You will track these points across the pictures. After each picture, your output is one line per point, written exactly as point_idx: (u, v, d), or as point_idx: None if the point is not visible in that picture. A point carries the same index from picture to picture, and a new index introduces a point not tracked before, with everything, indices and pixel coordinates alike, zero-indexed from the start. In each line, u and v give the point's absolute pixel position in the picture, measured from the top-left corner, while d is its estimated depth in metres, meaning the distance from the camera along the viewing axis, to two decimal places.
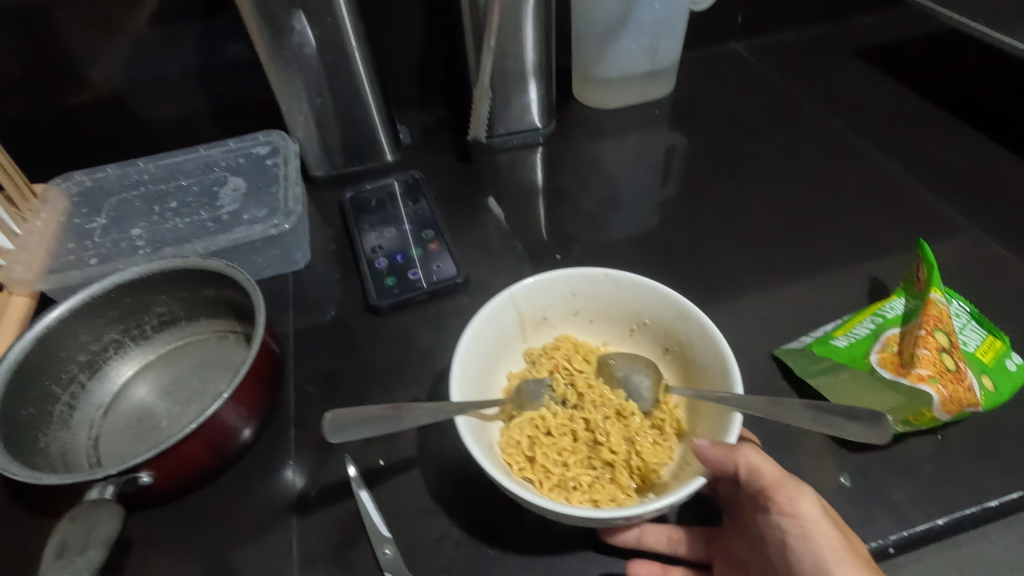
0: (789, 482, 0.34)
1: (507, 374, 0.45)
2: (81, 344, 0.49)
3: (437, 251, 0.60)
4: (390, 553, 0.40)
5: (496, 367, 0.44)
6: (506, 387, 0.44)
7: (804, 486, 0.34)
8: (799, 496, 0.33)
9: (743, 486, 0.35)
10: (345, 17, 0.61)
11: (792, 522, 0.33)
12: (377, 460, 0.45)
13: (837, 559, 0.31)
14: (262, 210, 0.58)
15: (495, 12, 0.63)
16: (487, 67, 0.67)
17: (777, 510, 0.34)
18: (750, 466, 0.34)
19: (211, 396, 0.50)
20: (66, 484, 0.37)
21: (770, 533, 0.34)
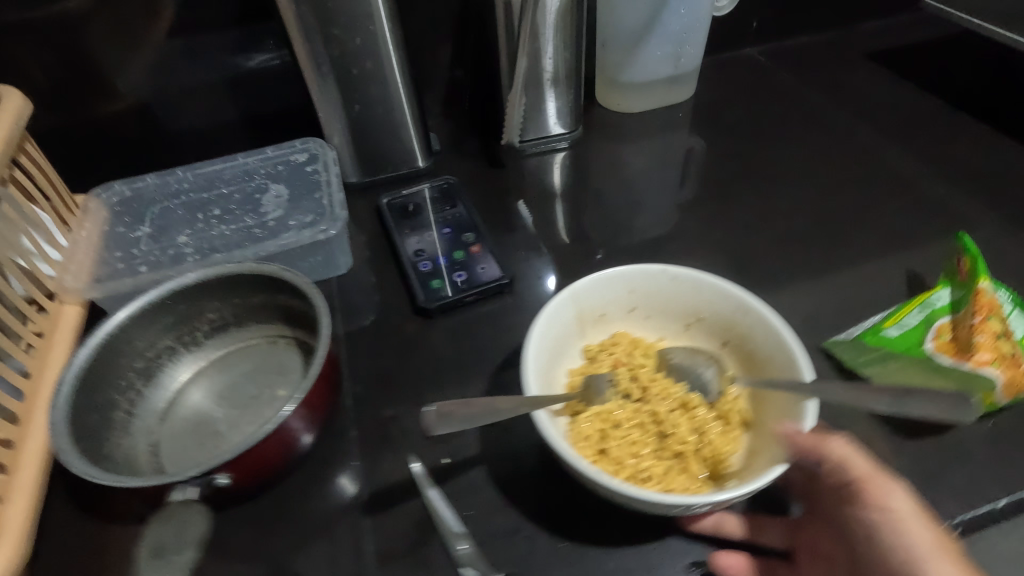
0: (878, 477, 0.35)
1: (569, 371, 0.45)
2: (138, 351, 0.50)
3: (479, 253, 0.61)
4: (467, 548, 0.41)
5: (558, 363, 0.45)
6: (568, 383, 0.45)
7: (894, 483, 0.35)
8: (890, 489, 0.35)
9: (830, 478, 0.36)
10: (382, 26, 0.62)
11: (882, 516, 0.34)
12: (441, 459, 0.46)
13: (929, 555, 0.32)
14: (308, 216, 0.59)
15: (531, 20, 0.65)
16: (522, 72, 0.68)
17: (866, 504, 0.35)
18: (840, 458, 0.35)
19: (268, 400, 0.51)
20: (148, 488, 0.37)
21: (854, 527, 0.35)
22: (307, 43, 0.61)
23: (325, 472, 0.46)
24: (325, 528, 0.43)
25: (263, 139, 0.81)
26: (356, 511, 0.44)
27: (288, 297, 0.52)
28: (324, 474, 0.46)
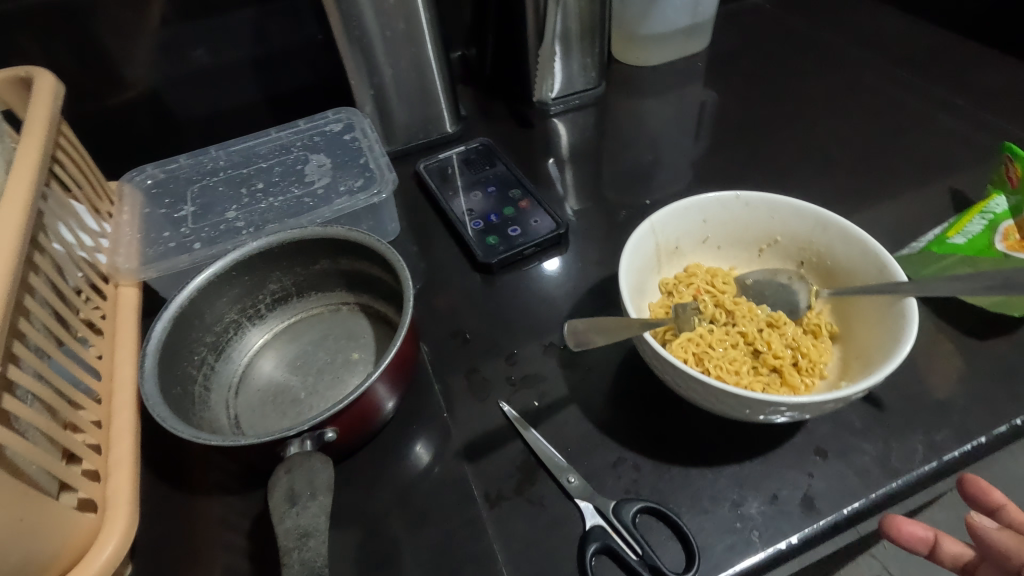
0: None
1: (650, 303, 0.45)
2: (207, 325, 0.49)
3: (529, 208, 0.60)
4: (575, 480, 0.41)
5: (642, 297, 0.45)
6: (653, 314, 0.44)
7: None
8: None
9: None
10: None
11: None
12: (532, 402, 0.46)
13: None
14: (357, 182, 0.58)
15: None
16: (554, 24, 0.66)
17: None
18: None
19: (343, 364, 0.50)
20: (263, 443, 0.37)
21: None
22: (340, 8, 0.60)
23: (417, 426, 0.46)
24: (429, 478, 0.43)
25: (283, 120, 0.79)
26: (457, 458, 0.44)
27: (352, 258, 0.51)
28: (416, 428, 0.46)
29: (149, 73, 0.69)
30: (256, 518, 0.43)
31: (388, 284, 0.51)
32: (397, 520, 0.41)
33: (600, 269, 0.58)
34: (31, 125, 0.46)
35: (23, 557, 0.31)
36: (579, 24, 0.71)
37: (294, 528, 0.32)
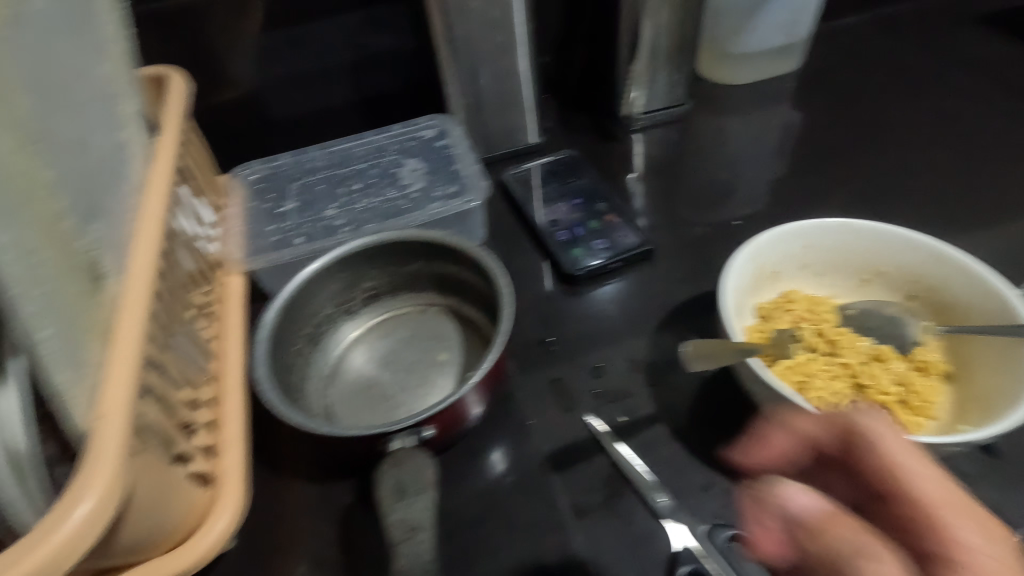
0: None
1: (747, 327, 0.44)
2: (307, 317, 0.51)
3: (615, 222, 0.61)
4: (664, 501, 0.40)
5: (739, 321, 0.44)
6: (750, 338, 0.43)
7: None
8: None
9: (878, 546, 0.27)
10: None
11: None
12: (618, 417, 0.46)
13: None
14: (451, 187, 0.60)
15: None
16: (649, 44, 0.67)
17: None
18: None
19: (431, 364, 0.52)
20: (367, 436, 0.38)
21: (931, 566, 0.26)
22: (444, 18, 0.62)
23: (503, 430, 0.47)
24: (514, 483, 0.44)
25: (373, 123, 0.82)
26: (543, 466, 0.44)
27: (445, 262, 0.53)
28: (502, 433, 0.47)
29: (258, 74, 0.73)
30: (348, 507, 0.45)
31: (479, 290, 0.52)
32: (484, 523, 0.42)
33: (686, 287, 0.57)
34: (167, 122, 0.49)
35: (158, 522, 0.34)
36: (674, 39, 0.71)
37: (401, 520, 0.33)
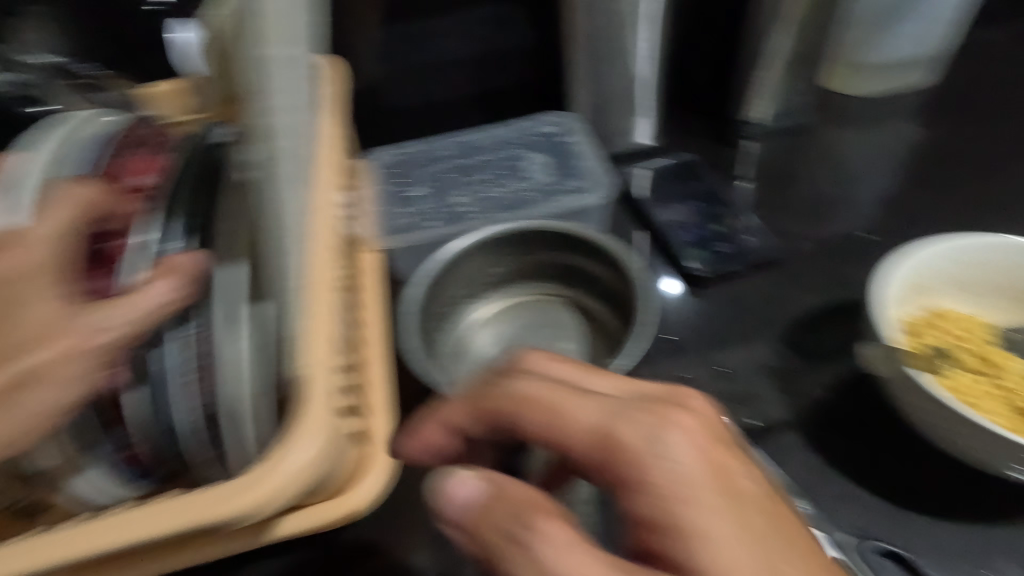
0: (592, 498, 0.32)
1: (907, 333, 0.43)
2: (443, 297, 0.54)
3: (739, 226, 0.63)
4: (805, 507, 0.42)
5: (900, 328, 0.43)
6: (913, 345, 0.42)
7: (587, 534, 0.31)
8: (700, 503, 0.30)
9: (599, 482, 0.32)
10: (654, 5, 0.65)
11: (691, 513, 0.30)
12: (748, 420, 0.48)
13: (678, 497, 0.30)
14: (580, 183, 0.63)
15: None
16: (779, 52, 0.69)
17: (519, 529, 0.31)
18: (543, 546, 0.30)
19: (554, 349, 0.55)
20: None
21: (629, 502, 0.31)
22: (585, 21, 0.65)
23: None
24: None
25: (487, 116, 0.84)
26: None
27: (575, 254, 0.55)
28: None
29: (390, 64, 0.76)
30: None
31: (609, 284, 0.54)
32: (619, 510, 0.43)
33: (812, 300, 0.57)
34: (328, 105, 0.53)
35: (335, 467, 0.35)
36: (807, 48, 0.70)
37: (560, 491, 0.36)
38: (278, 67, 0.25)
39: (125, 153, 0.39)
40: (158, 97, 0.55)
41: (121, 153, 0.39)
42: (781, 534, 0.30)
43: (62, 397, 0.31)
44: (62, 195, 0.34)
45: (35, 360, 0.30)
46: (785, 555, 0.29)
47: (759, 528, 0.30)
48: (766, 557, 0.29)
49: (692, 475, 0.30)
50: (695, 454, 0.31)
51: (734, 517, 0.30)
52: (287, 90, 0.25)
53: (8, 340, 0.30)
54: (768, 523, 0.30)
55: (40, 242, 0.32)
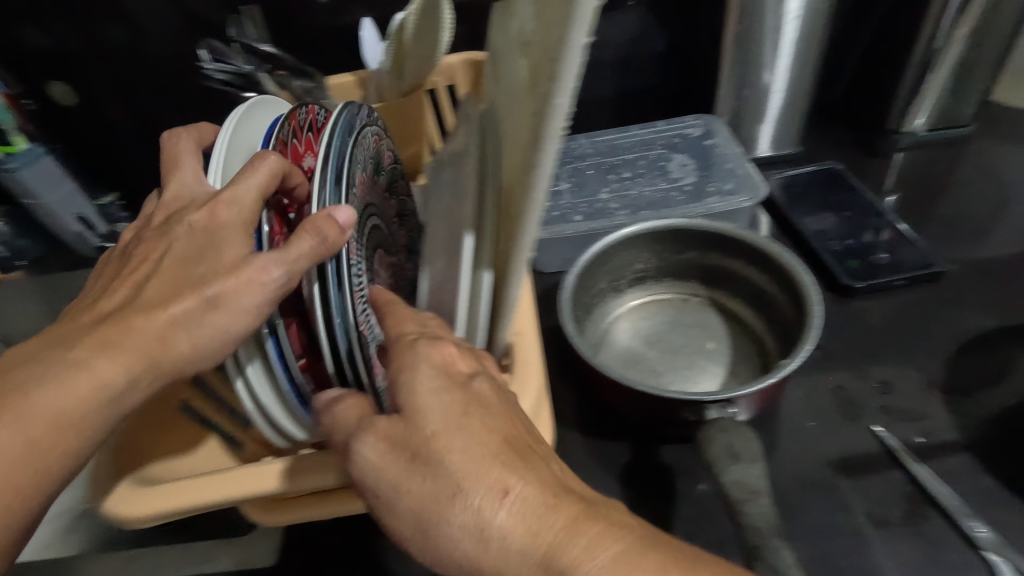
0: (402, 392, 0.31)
1: None
2: (592, 288, 0.55)
3: (895, 238, 0.60)
4: (984, 532, 0.39)
5: None
6: None
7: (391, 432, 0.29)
8: (433, 397, 0.28)
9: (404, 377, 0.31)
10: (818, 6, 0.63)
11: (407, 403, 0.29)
12: (915, 437, 0.46)
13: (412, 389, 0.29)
14: (726, 184, 0.62)
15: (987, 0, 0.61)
16: (950, 59, 0.65)
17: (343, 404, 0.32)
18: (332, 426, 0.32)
19: (700, 350, 0.55)
20: (685, 399, 0.40)
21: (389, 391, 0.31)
22: (741, 24, 0.64)
23: (781, 429, 0.47)
24: (800, 479, 0.44)
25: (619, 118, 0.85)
26: (829, 471, 0.44)
27: (724, 254, 0.54)
28: (781, 430, 0.47)
29: None
30: (625, 472, 0.47)
31: (759, 288, 0.53)
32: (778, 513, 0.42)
33: (974, 323, 0.54)
34: None
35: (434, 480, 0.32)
36: (981, 57, 0.67)
37: (738, 481, 0.35)
38: (576, 58, 0.22)
39: (297, 134, 0.42)
40: (341, 90, 0.62)
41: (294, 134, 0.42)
42: (499, 420, 0.28)
43: (242, 322, 0.32)
44: (254, 164, 0.34)
45: (224, 285, 0.32)
46: (497, 435, 0.27)
47: (478, 413, 0.28)
48: (469, 437, 0.27)
49: (424, 369, 0.29)
50: (440, 372, 0.29)
51: (459, 402, 0.28)
52: (582, 83, 0.23)
53: (208, 271, 0.33)
54: (490, 416, 0.28)
55: (233, 200, 0.34)
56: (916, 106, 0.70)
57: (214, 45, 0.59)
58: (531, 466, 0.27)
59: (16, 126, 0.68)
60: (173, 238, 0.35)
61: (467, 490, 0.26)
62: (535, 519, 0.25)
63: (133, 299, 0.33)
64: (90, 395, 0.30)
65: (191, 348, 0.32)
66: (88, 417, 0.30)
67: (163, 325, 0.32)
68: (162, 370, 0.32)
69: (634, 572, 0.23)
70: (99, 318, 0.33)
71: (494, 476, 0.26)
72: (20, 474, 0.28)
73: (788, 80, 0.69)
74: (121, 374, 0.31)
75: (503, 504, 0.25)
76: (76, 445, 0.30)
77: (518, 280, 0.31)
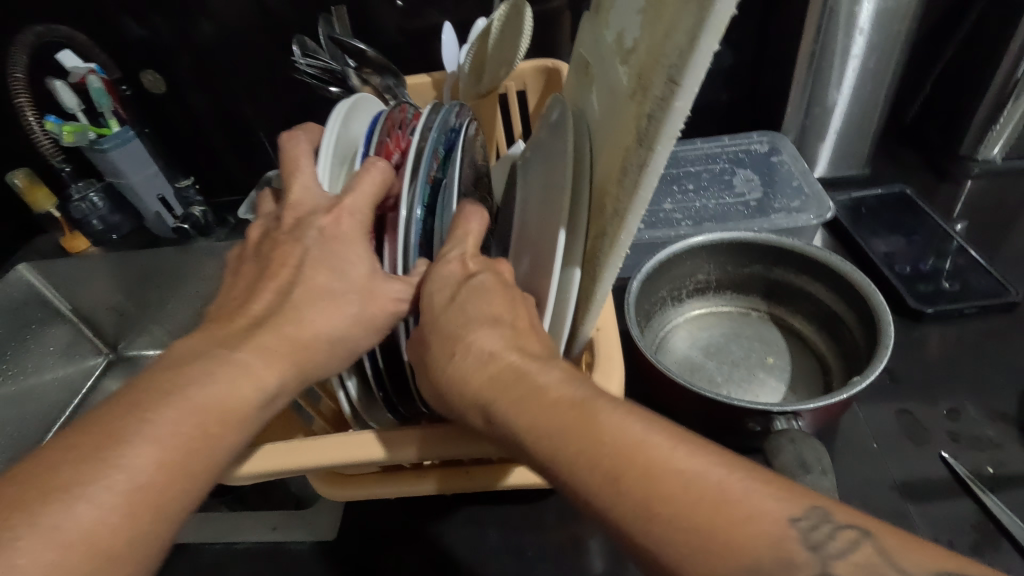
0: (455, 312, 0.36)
1: None
2: (654, 295, 0.55)
3: (966, 265, 0.59)
4: None
5: None
6: None
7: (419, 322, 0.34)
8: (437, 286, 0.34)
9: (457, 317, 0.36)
10: (897, 30, 0.63)
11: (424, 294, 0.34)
12: (985, 467, 0.45)
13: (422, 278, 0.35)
14: (793, 202, 0.62)
15: None
16: None
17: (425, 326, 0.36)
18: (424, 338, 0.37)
19: (760, 364, 0.55)
20: (752, 408, 0.41)
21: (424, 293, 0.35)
22: (816, 44, 0.64)
23: (843, 449, 0.46)
24: (866, 502, 0.43)
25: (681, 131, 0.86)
26: (896, 495, 0.44)
27: (791, 269, 0.54)
28: (843, 449, 0.47)
29: None
30: None
31: (826, 305, 0.53)
32: None
33: None
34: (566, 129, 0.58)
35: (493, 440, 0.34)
36: None
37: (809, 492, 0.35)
38: (701, 64, 0.23)
39: (390, 133, 0.43)
40: (419, 90, 0.65)
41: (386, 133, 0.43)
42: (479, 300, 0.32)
43: (336, 305, 0.35)
44: (364, 175, 0.38)
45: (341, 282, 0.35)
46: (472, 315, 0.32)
47: (462, 300, 0.32)
48: (448, 320, 0.32)
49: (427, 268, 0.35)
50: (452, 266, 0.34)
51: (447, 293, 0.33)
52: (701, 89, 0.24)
53: (341, 287, 0.35)
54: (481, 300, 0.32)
55: (355, 210, 0.37)
56: (993, 132, 0.69)
57: (304, 41, 0.62)
58: (498, 335, 0.30)
59: (112, 109, 0.73)
60: (296, 237, 0.37)
61: (436, 344, 0.32)
62: (479, 366, 0.29)
63: (283, 303, 0.35)
64: (250, 394, 0.31)
65: (329, 349, 0.34)
66: (248, 414, 0.31)
67: (301, 328, 0.34)
68: (303, 370, 0.33)
69: (536, 407, 0.26)
70: (249, 325, 0.34)
71: (451, 343, 0.31)
72: (197, 464, 0.29)
73: (851, 104, 0.69)
74: (277, 379, 0.32)
75: (453, 359, 0.30)
76: (234, 443, 0.31)
77: (609, 277, 0.32)
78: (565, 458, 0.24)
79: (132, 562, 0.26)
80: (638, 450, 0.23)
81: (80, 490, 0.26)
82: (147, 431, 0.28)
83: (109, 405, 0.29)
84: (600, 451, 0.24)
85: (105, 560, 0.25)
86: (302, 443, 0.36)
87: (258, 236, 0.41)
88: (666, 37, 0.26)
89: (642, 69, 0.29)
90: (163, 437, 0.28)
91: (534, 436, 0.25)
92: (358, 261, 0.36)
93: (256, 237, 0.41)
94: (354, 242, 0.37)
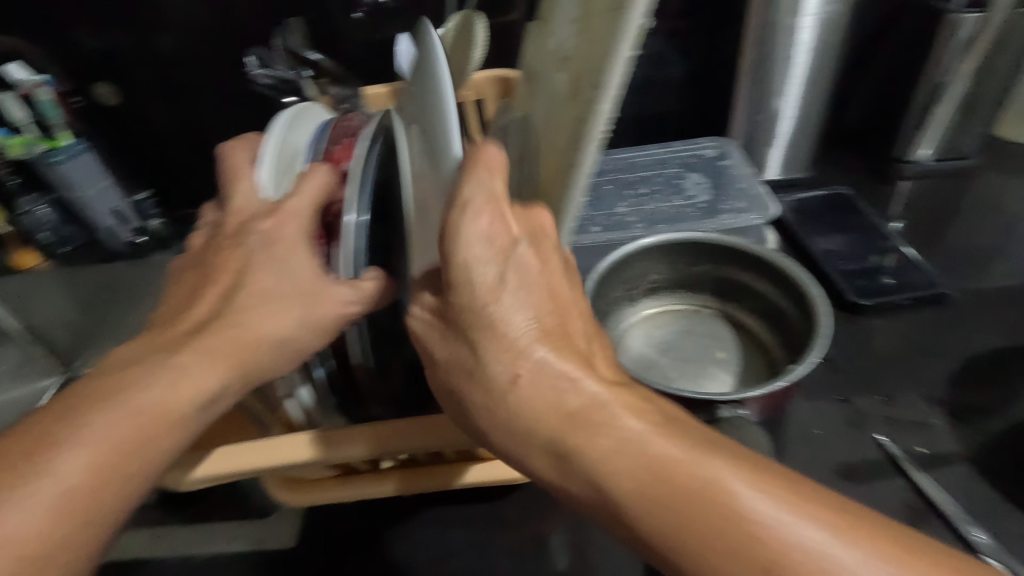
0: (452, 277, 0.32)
1: None
2: (610, 295, 0.57)
3: (902, 261, 0.63)
4: (984, 538, 0.41)
5: None
6: None
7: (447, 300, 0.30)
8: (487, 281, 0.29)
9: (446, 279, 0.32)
10: (831, 40, 0.67)
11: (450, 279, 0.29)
12: (917, 448, 0.48)
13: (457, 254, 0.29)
14: (740, 204, 0.65)
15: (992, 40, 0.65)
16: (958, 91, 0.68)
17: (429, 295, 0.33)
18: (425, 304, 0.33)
19: (711, 359, 0.57)
20: (698, 398, 0.42)
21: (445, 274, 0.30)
22: (757, 54, 0.67)
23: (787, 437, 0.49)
24: None
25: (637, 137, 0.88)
26: (832, 476, 0.46)
27: (737, 267, 0.57)
28: (788, 437, 0.49)
29: None
30: None
31: (771, 302, 0.55)
32: None
33: (977, 342, 0.56)
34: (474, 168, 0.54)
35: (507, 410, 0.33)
36: (985, 91, 0.69)
37: None
38: (619, 68, 0.25)
39: (338, 141, 0.43)
40: (374, 99, 0.62)
41: (334, 142, 0.43)
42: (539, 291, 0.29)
43: (280, 309, 0.36)
44: (308, 180, 0.39)
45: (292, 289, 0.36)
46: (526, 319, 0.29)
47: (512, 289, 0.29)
48: (492, 311, 0.29)
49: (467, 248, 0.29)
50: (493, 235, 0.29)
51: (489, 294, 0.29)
52: (624, 92, 0.26)
53: (286, 290, 0.37)
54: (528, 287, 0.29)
55: (295, 212, 0.38)
56: (923, 136, 0.73)
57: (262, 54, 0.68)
58: (567, 352, 0.29)
59: (62, 122, 0.71)
60: (245, 245, 0.38)
61: (492, 358, 0.29)
62: (548, 388, 0.28)
63: (225, 307, 0.36)
64: (187, 397, 0.32)
65: (273, 351, 0.36)
66: (186, 416, 0.32)
67: (252, 332, 0.35)
68: (247, 373, 0.35)
69: (653, 478, 0.25)
70: (188, 330, 0.35)
71: (511, 360, 0.28)
72: (131, 466, 0.30)
73: (793, 109, 0.72)
74: (216, 381, 0.34)
75: (520, 387, 0.28)
76: (172, 445, 0.32)
77: None
78: (676, 532, 0.24)
79: (62, 561, 0.28)
80: (790, 555, 0.22)
81: (13, 493, 0.27)
82: (80, 435, 0.29)
83: (42, 410, 0.31)
84: (738, 542, 0.23)
85: (41, 557, 0.27)
86: (250, 447, 0.36)
87: (201, 243, 0.41)
88: (594, 43, 0.28)
89: (576, 72, 0.31)
90: (96, 440, 0.29)
91: (640, 506, 0.25)
92: (304, 264, 0.38)
93: (198, 245, 0.42)
94: (299, 245, 0.38)
